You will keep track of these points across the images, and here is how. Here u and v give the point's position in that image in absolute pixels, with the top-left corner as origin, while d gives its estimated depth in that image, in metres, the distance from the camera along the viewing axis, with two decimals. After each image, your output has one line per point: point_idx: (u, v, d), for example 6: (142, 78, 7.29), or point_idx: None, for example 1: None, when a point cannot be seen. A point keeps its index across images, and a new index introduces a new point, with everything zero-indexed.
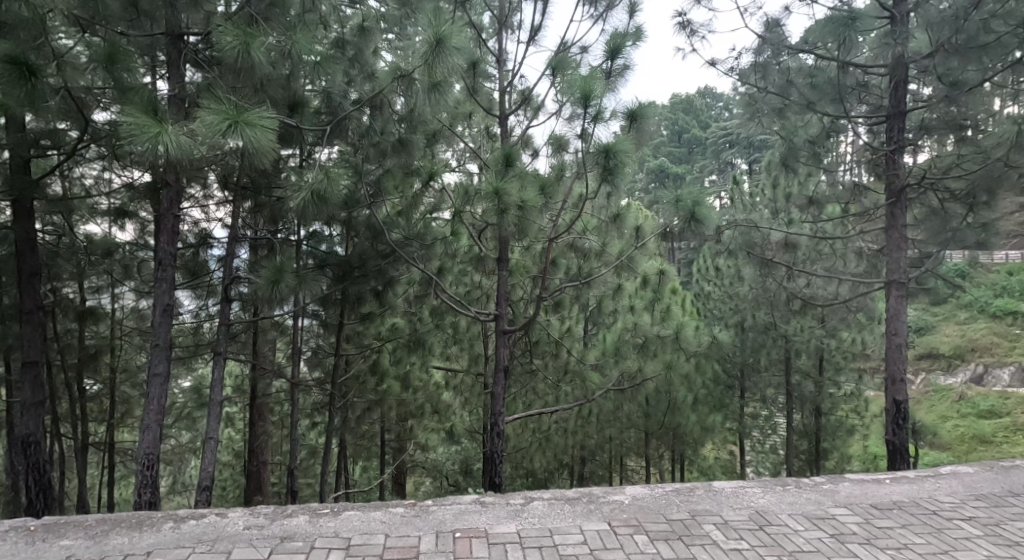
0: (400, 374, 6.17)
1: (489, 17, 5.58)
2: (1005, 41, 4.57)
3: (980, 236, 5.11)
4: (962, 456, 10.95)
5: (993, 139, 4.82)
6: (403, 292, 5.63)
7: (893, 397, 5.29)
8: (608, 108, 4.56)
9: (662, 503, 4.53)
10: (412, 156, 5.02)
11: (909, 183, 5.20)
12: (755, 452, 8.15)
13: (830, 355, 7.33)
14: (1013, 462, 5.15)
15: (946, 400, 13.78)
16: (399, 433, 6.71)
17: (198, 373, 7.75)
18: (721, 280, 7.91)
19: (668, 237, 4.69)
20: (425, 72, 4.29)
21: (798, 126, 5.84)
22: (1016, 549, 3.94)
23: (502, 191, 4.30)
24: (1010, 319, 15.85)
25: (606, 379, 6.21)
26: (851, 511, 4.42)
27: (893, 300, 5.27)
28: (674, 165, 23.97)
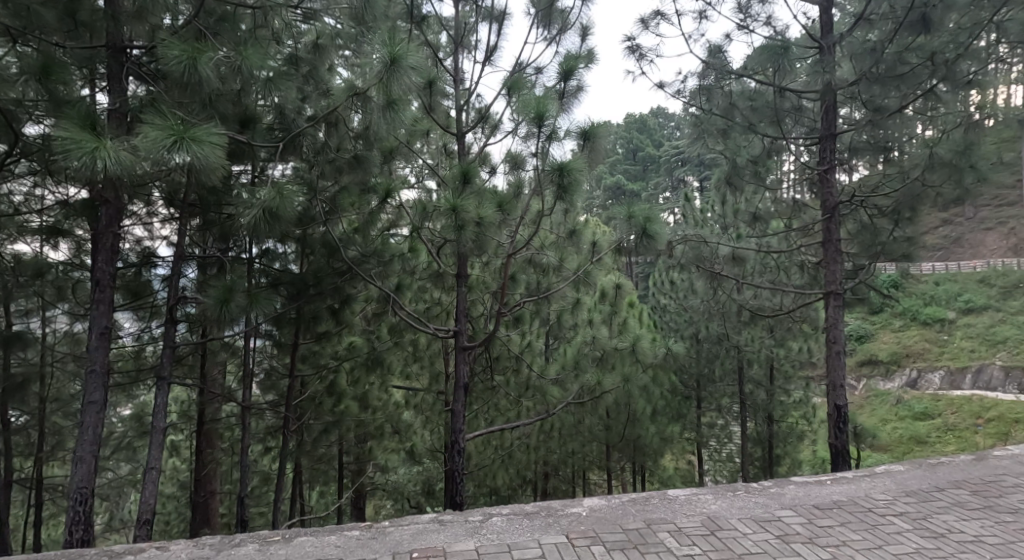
0: (359, 395, 5.97)
1: (446, 37, 5.61)
2: (919, 71, 4.91)
3: (907, 249, 5.34)
4: (899, 456, 11.77)
5: (910, 160, 5.16)
6: (361, 309, 5.55)
7: (835, 402, 5.54)
8: (561, 127, 4.67)
9: (618, 514, 4.66)
10: (369, 173, 4.97)
11: (843, 200, 5.44)
12: (712, 461, 8.44)
13: (780, 364, 7.68)
14: (938, 458, 5.46)
15: (886, 404, 14.72)
16: (358, 456, 6.49)
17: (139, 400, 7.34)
18: (676, 294, 8.06)
19: (623, 252, 4.82)
20: (382, 92, 4.41)
21: (742, 145, 6.08)
22: (941, 540, 4.23)
23: (459, 208, 4.41)
24: (938, 326, 17.11)
25: (567, 393, 6.24)
26: (795, 512, 4.63)
27: (832, 310, 5.58)
28: (628, 183, 24.74)
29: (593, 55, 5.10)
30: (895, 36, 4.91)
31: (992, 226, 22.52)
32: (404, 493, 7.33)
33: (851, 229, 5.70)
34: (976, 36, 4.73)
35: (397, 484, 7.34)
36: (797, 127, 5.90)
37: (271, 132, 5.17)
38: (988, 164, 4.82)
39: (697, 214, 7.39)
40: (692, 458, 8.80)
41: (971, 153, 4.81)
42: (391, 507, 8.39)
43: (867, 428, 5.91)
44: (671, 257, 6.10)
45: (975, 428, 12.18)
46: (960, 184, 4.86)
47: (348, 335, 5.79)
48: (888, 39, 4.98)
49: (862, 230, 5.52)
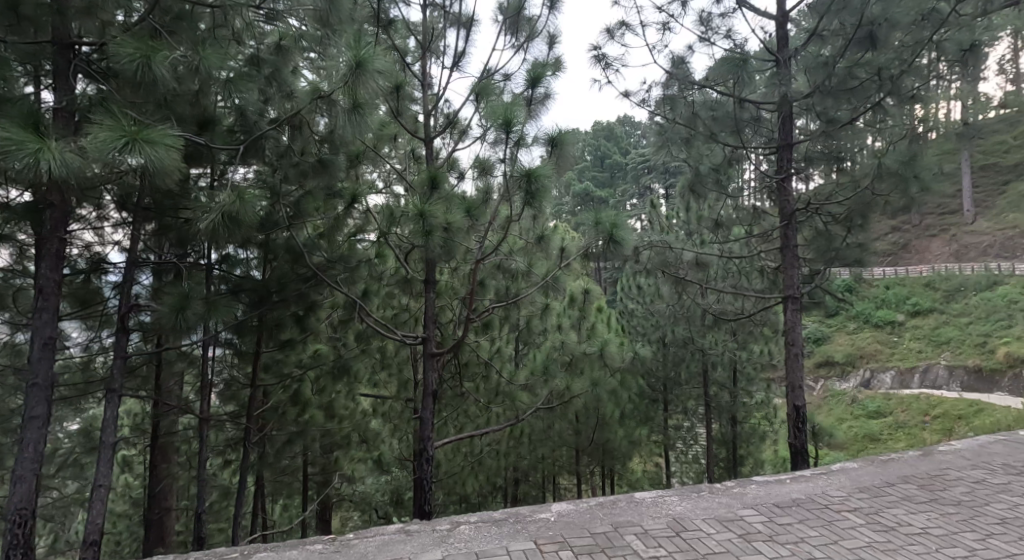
0: (325, 404, 5.78)
1: (414, 42, 5.56)
2: (866, 85, 5.19)
3: (859, 253, 5.67)
4: (854, 454, 12.79)
5: (862, 169, 5.42)
6: (326, 316, 5.44)
7: (793, 403, 5.77)
8: (529, 133, 4.70)
9: (586, 518, 4.71)
10: (335, 177, 5.01)
11: (799, 208, 5.68)
12: (679, 463, 8.62)
13: (743, 366, 7.89)
14: (889, 455, 5.71)
15: (842, 403, 15.66)
16: (323, 467, 6.33)
17: (88, 415, 7.00)
18: (642, 299, 8.21)
19: (590, 258, 4.88)
20: (347, 94, 4.50)
21: (705, 154, 6.27)
22: (891, 533, 4.43)
23: (426, 213, 4.41)
24: (888, 328, 18.16)
25: (536, 398, 6.25)
26: (757, 511, 4.77)
27: (790, 313, 5.78)
28: (599, 188, 25.16)
29: (560, 63, 5.16)
30: (845, 51, 5.18)
31: (937, 234, 24.14)
32: (371, 503, 7.20)
33: (807, 235, 5.94)
34: (918, 54, 5.01)
35: (364, 495, 7.19)
36: (756, 137, 6.12)
37: (232, 134, 5.12)
38: (931, 174, 5.09)
39: (662, 221, 7.52)
40: (661, 461, 8.96)
41: (916, 164, 5.03)
42: (358, 517, 8.22)
43: (824, 427, 6.17)
44: (636, 263, 6.23)
45: (923, 425, 13.24)
46: (906, 193, 5.14)
47: (313, 342, 5.67)
48: (840, 54, 5.23)
49: (817, 236, 5.78)
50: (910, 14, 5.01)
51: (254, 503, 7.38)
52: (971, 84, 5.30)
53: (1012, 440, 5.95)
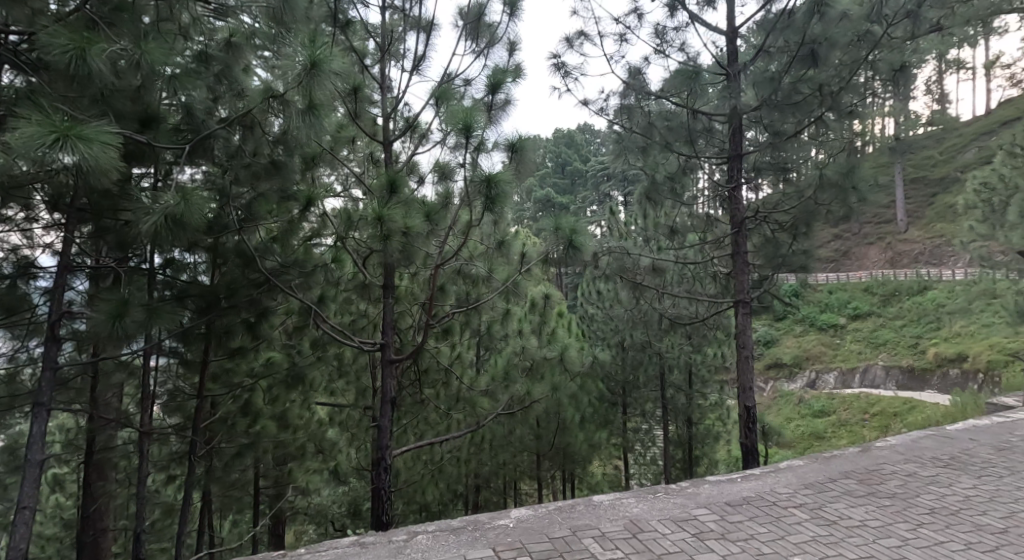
0: (277, 414, 5.64)
1: (373, 44, 5.50)
2: (809, 101, 5.49)
3: (803, 261, 5.90)
4: (801, 449, 13.76)
5: (805, 180, 5.71)
6: (279, 322, 5.44)
7: (745, 404, 5.98)
8: (489, 139, 4.73)
9: (545, 523, 4.72)
10: (288, 180, 5.08)
11: (748, 216, 5.92)
12: (637, 465, 8.78)
13: (698, 370, 8.14)
14: (833, 452, 5.98)
15: (790, 404, 17.19)
16: (276, 479, 6.13)
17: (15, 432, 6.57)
18: (602, 303, 8.28)
19: (550, 263, 4.92)
20: (302, 95, 4.41)
21: (660, 163, 6.47)
22: (833, 527, 4.65)
23: (385, 217, 4.38)
24: (831, 330, 20.69)
25: (496, 404, 6.30)
26: (709, 510, 4.90)
27: (741, 317, 6.00)
28: (560, 196, 25.94)
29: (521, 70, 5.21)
30: (790, 67, 5.47)
31: (873, 242, 27.43)
32: (328, 516, 7.00)
33: (756, 243, 6.22)
34: (855, 73, 5.37)
35: (320, 507, 6.99)
36: (709, 147, 6.33)
37: (178, 132, 4.87)
38: (869, 186, 5.41)
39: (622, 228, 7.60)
40: (619, 463, 9.11)
41: (854, 176, 5.36)
42: (313, 531, 7.97)
43: (774, 427, 6.69)
44: (596, 269, 6.36)
45: (863, 422, 14.72)
46: (845, 203, 5.46)
47: (266, 350, 5.57)
48: (785, 70, 5.49)
49: (765, 244, 6.03)
50: (848, 34, 5.29)
51: (198, 522, 6.95)
52: (901, 101, 5.66)
53: (940, 435, 6.35)
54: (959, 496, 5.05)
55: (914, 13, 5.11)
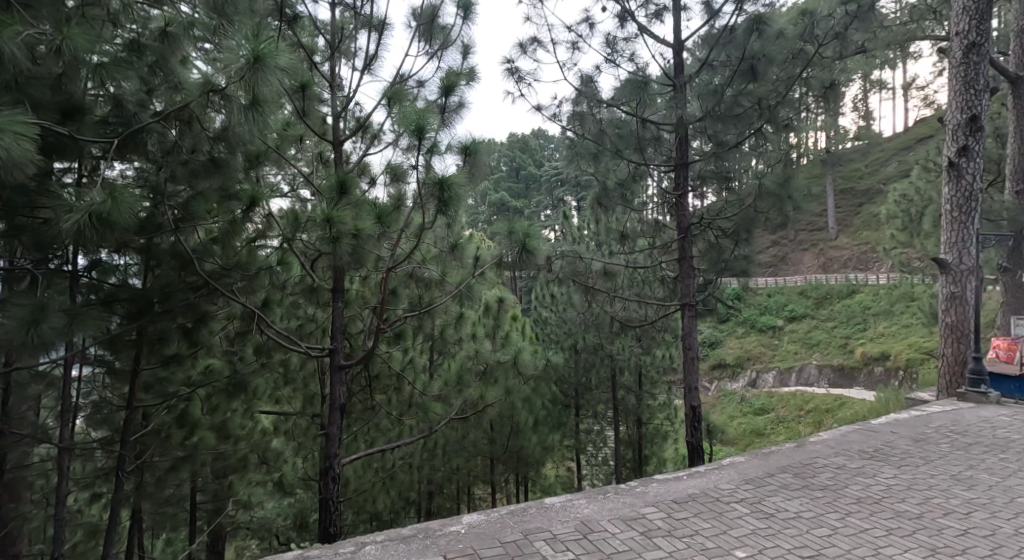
0: (217, 424, 5.56)
1: (322, 41, 5.49)
2: (749, 114, 5.82)
3: (744, 266, 6.15)
4: (743, 445, 14.47)
5: (744, 189, 6.00)
6: (220, 328, 5.27)
7: (690, 403, 6.33)
8: (442, 141, 4.73)
9: (497, 527, 4.71)
10: (231, 178, 4.91)
11: (692, 223, 6.28)
12: (590, 466, 8.93)
13: (648, 371, 8.46)
14: (770, 447, 6.27)
15: (733, 402, 17.92)
16: (216, 493, 5.82)
17: None
18: (555, 307, 8.49)
19: (503, 266, 4.95)
20: (246, 91, 4.23)
21: (610, 170, 6.70)
22: (771, 519, 4.87)
23: (334, 219, 4.30)
24: (771, 332, 22.06)
25: (449, 408, 6.45)
26: (657, 508, 5.03)
27: (686, 320, 6.34)
28: (514, 201, 26.57)
29: (473, 74, 5.45)
30: (731, 81, 5.78)
31: (816, 249, 29.88)
32: (272, 528, 6.74)
33: (702, 248, 6.38)
34: (791, 88, 5.70)
35: (264, 521, 6.74)
36: (657, 155, 6.52)
37: (105, 125, 4.53)
38: (802, 196, 5.73)
39: (573, 232, 7.75)
40: (573, 465, 9.25)
41: (789, 186, 5.66)
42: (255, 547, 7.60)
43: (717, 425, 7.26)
44: (549, 273, 6.51)
45: (799, 418, 15.54)
46: (782, 212, 5.75)
47: (206, 357, 5.47)
48: (727, 84, 5.81)
49: (710, 249, 6.23)
50: (783, 53, 5.69)
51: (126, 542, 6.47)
52: (829, 115, 6.05)
53: (865, 429, 6.78)
54: (882, 485, 5.40)
55: (841, 35, 5.58)
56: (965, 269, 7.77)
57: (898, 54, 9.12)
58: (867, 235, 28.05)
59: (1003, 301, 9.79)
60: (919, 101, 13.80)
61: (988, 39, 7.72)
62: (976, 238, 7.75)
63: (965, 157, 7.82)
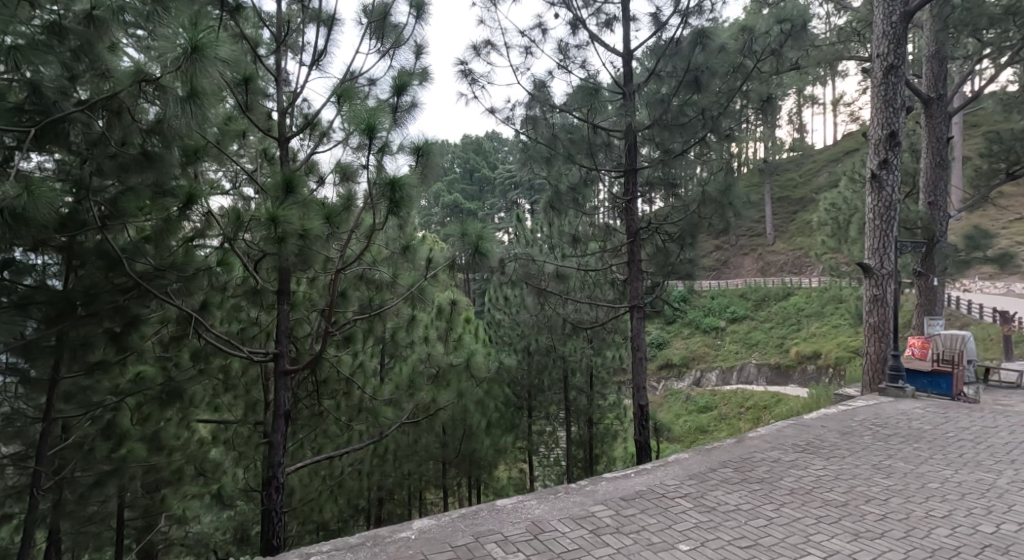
0: (149, 435, 5.23)
1: (267, 34, 5.38)
2: (693, 123, 6.05)
3: (690, 269, 6.48)
4: (688, 442, 14.98)
5: (689, 196, 6.25)
6: (153, 333, 4.99)
7: (639, 403, 6.59)
8: (393, 140, 4.72)
9: (447, 531, 4.66)
10: (166, 173, 4.63)
11: (641, 226, 6.51)
12: (542, 466, 9.08)
13: (598, 371, 8.82)
14: (712, 443, 6.51)
15: (679, 400, 18.43)
16: (146, 510, 5.45)
17: None
18: (508, 309, 8.64)
19: (455, 268, 4.96)
20: (183, 82, 4.03)
21: (563, 174, 6.79)
22: (712, 512, 5.04)
23: (280, 218, 4.13)
24: (714, 332, 23.08)
25: (400, 412, 6.40)
26: (606, 506, 5.12)
27: (635, 322, 6.58)
28: (465, 202, 26.76)
29: (425, 74, 5.53)
30: (676, 92, 6.05)
31: (752, 254, 31.51)
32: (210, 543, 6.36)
33: (650, 251, 6.72)
34: (732, 101, 6.05)
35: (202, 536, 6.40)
36: (607, 161, 6.76)
37: (20, 113, 4.22)
38: (743, 203, 5.99)
39: (527, 234, 7.81)
40: (525, 466, 9.48)
41: (731, 193, 5.93)
42: None
43: (664, 424, 7.80)
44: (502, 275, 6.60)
45: (739, 415, 16.17)
46: (723, 218, 6.02)
47: (136, 364, 5.16)
48: (673, 93, 6.07)
49: (657, 253, 6.56)
50: (725, 67, 6.03)
51: None
52: (766, 127, 6.39)
53: (797, 424, 7.14)
54: (812, 476, 5.71)
55: (777, 52, 5.93)
56: (885, 273, 8.37)
57: (828, 73, 9.97)
58: (802, 242, 29.73)
59: (918, 302, 10.34)
60: (845, 116, 14.79)
61: (905, 61, 8.30)
62: (895, 245, 8.34)
63: (885, 170, 8.39)
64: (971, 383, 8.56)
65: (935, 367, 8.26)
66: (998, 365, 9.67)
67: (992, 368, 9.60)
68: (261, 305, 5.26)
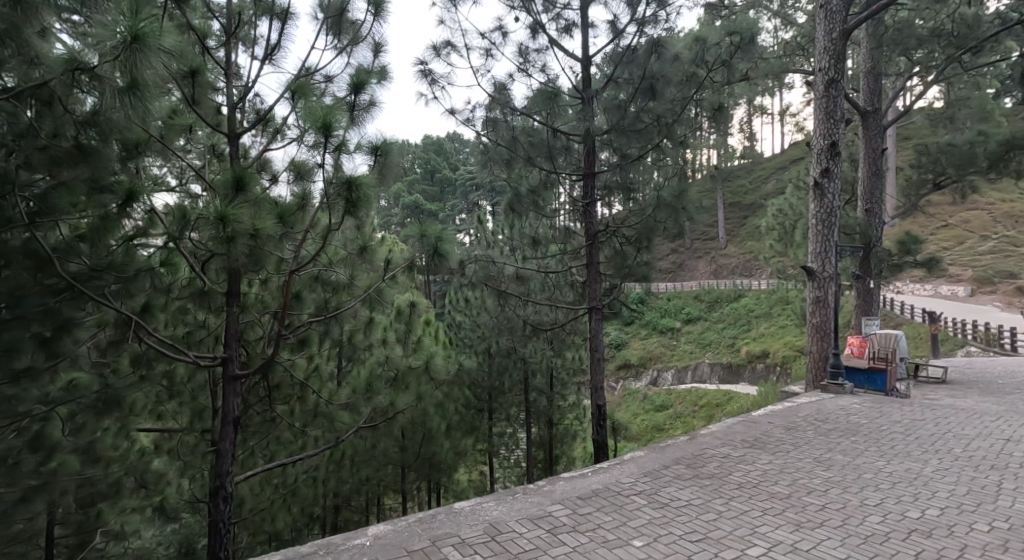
0: (82, 447, 4.81)
1: (217, 26, 5.20)
2: (649, 131, 6.25)
3: (646, 271, 6.60)
4: (646, 441, 15.29)
5: (646, 201, 6.39)
6: (89, 337, 4.72)
7: (596, 402, 6.68)
8: (350, 140, 4.64)
9: (404, 536, 4.57)
10: (103, 168, 4.34)
11: (600, 229, 6.65)
12: (502, 468, 9.13)
13: (557, 372, 8.91)
14: (666, 441, 6.64)
15: (636, 399, 18.77)
16: (79, 526, 5.16)
17: None
18: (471, 311, 8.61)
19: (416, 270, 4.91)
20: (121, 72, 3.81)
21: (524, 176, 6.85)
22: (666, 508, 5.12)
23: (229, 217, 3.96)
24: (668, 333, 23.74)
25: (357, 417, 6.30)
26: (563, 505, 5.13)
27: (593, 323, 6.74)
28: (425, 204, 26.64)
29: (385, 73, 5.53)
30: (633, 99, 6.21)
31: (705, 257, 32.63)
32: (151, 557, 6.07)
33: (608, 254, 6.82)
34: (686, 109, 6.26)
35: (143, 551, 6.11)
36: (567, 164, 6.87)
37: None
38: (697, 208, 6.14)
39: (489, 236, 7.79)
40: (486, 468, 9.53)
41: (684, 198, 6.08)
42: None
43: (621, 423, 8.15)
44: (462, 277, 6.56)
45: (693, 413, 16.56)
46: (678, 222, 6.16)
47: (69, 371, 4.87)
48: (631, 100, 6.21)
49: (615, 255, 6.67)
50: (679, 76, 6.20)
51: None
52: (718, 135, 6.60)
53: (747, 420, 7.37)
54: (759, 470, 5.89)
55: (727, 63, 6.16)
56: (829, 275, 8.71)
57: (775, 84, 10.40)
58: (753, 246, 30.67)
59: (855, 303, 10.80)
60: (792, 126, 15.44)
61: (845, 76, 8.67)
62: (835, 249, 8.73)
63: (828, 178, 8.78)
64: (902, 378, 8.96)
65: (871, 364, 8.68)
66: (926, 362, 10.24)
67: (921, 365, 10.15)
68: (209, 307, 5.06)
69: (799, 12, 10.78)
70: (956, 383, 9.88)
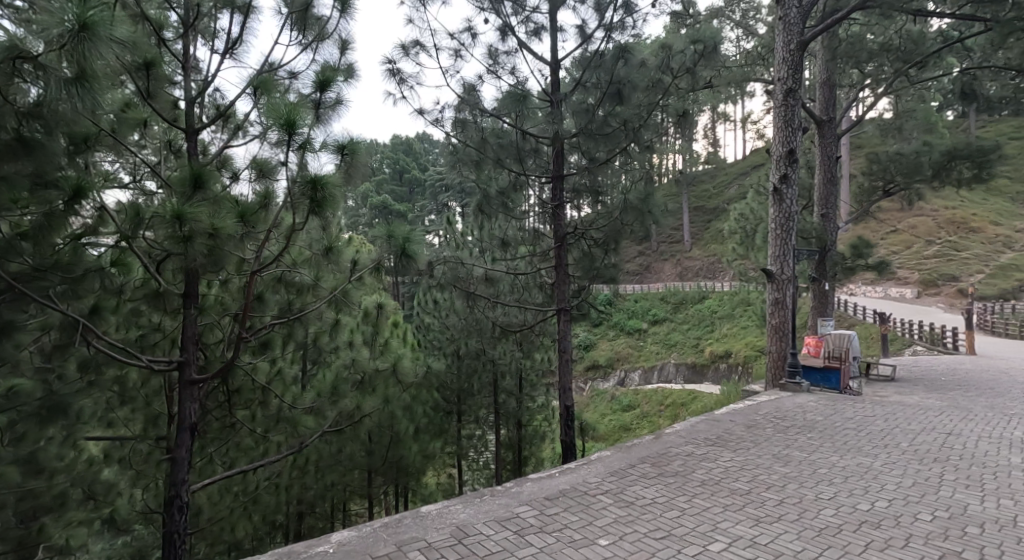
0: (23, 456, 4.67)
1: (174, 17, 5.07)
2: (615, 135, 6.37)
3: (613, 272, 6.68)
4: (615, 440, 15.49)
5: (613, 204, 6.47)
6: (33, 341, 4.51)
7: (564, 403, 6.74)
8: (315, 137, 4.56)
9: (369, 541, 4.51)
10: (48, 161, 4.18)
11: (568, 232, 6.71)
12: (470, 471, 9.12)
13: (527, 374, 8.93)
14: (633, 441, 6.74)
15: (603, 400, 18.98)
16: (19, 541, 4.83)
17: None
18: (438, 313, 8.56)
19: (383, 272, 4.85)
20: (69, 62, 3.67)
21: (492, 177, 6.86)
22: (631, 507, 5.18)
23: (185, 215, 3.84)
24: (636, 333, 24.16)
25: (322, 421, 6.21)
26: (530, 506, 5.14)
27: (561, 325, 6.81)
28: (394, 204, 26.41)
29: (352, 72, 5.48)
30: (601, 103, 6.28)
31: (670, 259, 33.33)
32: None
33: (575, 256, 6.88)
34: (652, 113, 6.36)
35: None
36: (535, 167, 6.92)
37: None
38: (662, 211, 6.25)
39: (457, 237, 7.77)
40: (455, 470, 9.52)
41: (650, 201, 6.18)
42: None
43: (589, 423, 8.35)
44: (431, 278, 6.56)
45: (659, 412, 16.81)
46: (643, 225, 6.25)
47: (10, 377, 4.65)
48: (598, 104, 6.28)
49: (583, 257, 6.74)
50: (645, 81, 6.31)
51: None
52: (683, 140, 6.73)
53: (711, 419, 7.52)
54: (721, 468, 6.02)
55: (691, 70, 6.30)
56: (786, 277, 8.95)
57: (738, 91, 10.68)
58: (716, 248, 31.30)
59: (811, 305, 11.23)
60: (755, 133, 15.87)
61: (802, 86, 8.94)
62: (793, 252, 8.99)
63: (786, 184, 9.03)
64: (856, 376, 9.38)
65: (827, 363, 8.98)
66: (877, 360, 10.65)
67: (872, 363, 10.54)
68: (164, 309, 4.94)
69: (761, 22, 11.09)
70: (904, 382, 10.30)
